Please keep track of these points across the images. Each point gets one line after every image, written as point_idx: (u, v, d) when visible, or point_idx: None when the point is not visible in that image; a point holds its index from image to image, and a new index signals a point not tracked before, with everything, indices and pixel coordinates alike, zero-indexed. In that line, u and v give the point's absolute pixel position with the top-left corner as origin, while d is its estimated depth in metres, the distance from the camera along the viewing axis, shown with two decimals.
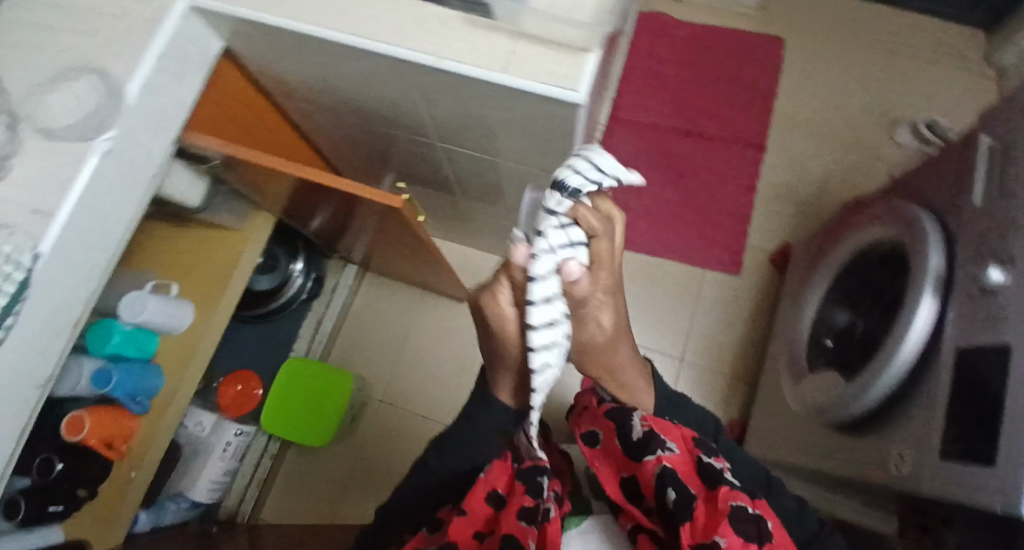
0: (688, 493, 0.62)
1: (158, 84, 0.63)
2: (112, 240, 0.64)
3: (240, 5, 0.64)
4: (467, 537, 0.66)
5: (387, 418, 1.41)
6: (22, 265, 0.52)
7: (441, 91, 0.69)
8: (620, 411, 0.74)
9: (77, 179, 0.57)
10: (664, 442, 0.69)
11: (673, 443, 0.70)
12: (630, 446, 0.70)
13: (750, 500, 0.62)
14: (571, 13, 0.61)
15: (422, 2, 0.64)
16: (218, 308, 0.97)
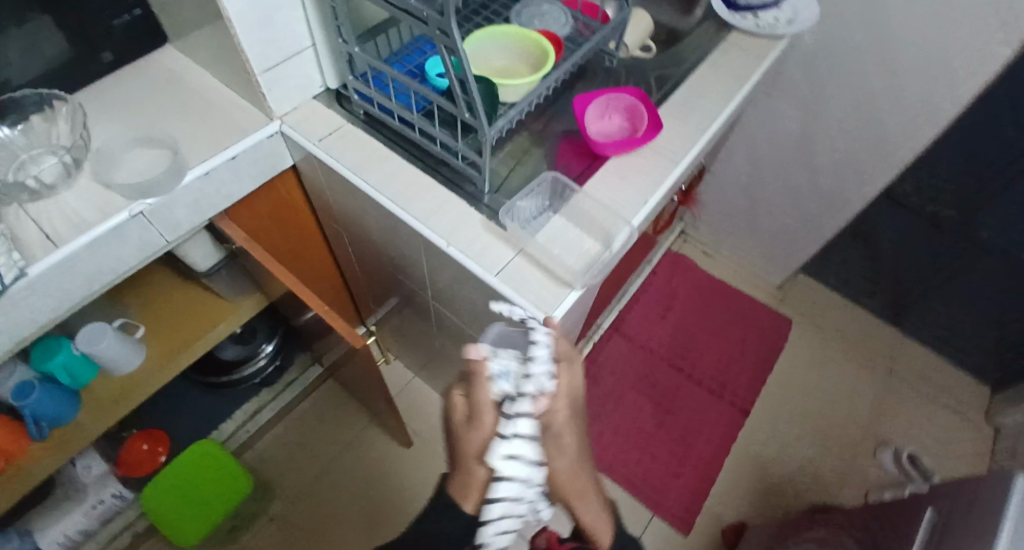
0: None
1: (217, 176, 0.73)
2: (101, 278, 0.70)
3: (318, 149, 0.76)
4: None
5: (277, 537, 1.31)
6: (4, 278, 0.58)
7: (442, 265, 0.75)
8: None
9: (99, 225, 0.65)
10: None
11: None
12: None
13: None
14: (566, 253, 0.69)
15: (459, 197, 0.73)
16: (168, 364, 0.99)
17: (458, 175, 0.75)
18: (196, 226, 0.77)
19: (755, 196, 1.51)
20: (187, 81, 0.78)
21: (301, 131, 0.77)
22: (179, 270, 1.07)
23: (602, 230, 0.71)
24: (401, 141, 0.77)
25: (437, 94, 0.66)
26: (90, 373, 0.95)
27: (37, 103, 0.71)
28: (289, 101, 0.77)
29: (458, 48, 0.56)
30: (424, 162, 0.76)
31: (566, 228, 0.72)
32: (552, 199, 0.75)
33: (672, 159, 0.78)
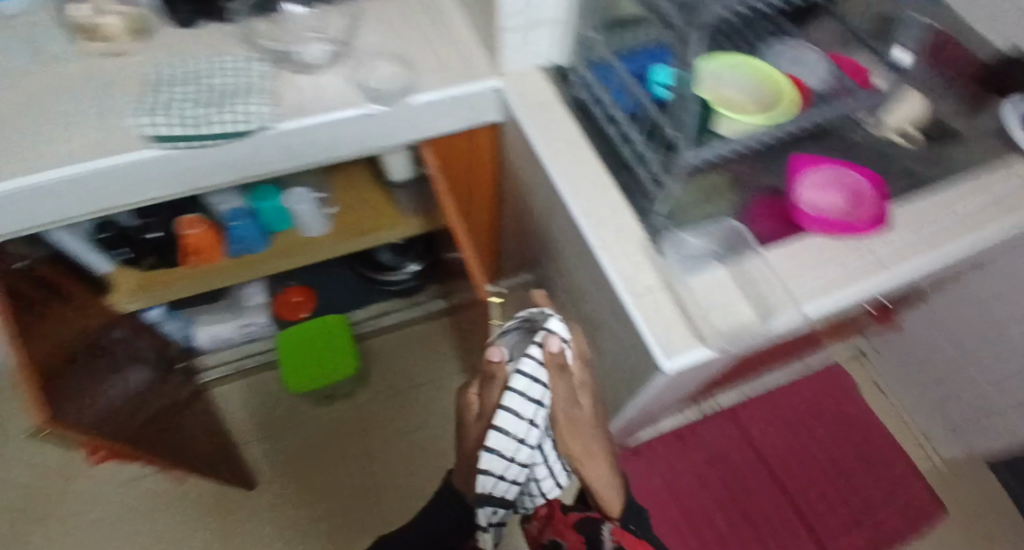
0: None
1: (436, 106, 0.81)
2: (317, 156, 0.80)
3: (527, 115, 0.79)
4: None
5: (344, 420, 1.49)
6: (256, 125, 0.70)
7: (582, 262, 0.74)
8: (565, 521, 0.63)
9: (336, 113, 0.75)
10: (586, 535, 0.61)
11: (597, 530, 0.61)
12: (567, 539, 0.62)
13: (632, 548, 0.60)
14: (715, 308, 0.62)
15: (630, 207, 0.71)
16: (338, 246, 1.13)
17: (639, 187, 0.72)
18: (403, 143, 0.86)
19: (966, 351, 1.25)
20: (445, 17, 0.87)
21: (520, 94, 0.81)
22: (376, 173, 1.21)
23: (763, 302, 0.62)
24: (600, 138, 0.77)
25: (654, 103, 0.66)
26: (285, 223, 1.12)
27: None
28: (522, 65, 0.82)
29: None
30: (612, 165, 0.75)
31: (728, 285, 0.63)
32: (726, 248, 0.67)
33: (889, 262, 0.64)
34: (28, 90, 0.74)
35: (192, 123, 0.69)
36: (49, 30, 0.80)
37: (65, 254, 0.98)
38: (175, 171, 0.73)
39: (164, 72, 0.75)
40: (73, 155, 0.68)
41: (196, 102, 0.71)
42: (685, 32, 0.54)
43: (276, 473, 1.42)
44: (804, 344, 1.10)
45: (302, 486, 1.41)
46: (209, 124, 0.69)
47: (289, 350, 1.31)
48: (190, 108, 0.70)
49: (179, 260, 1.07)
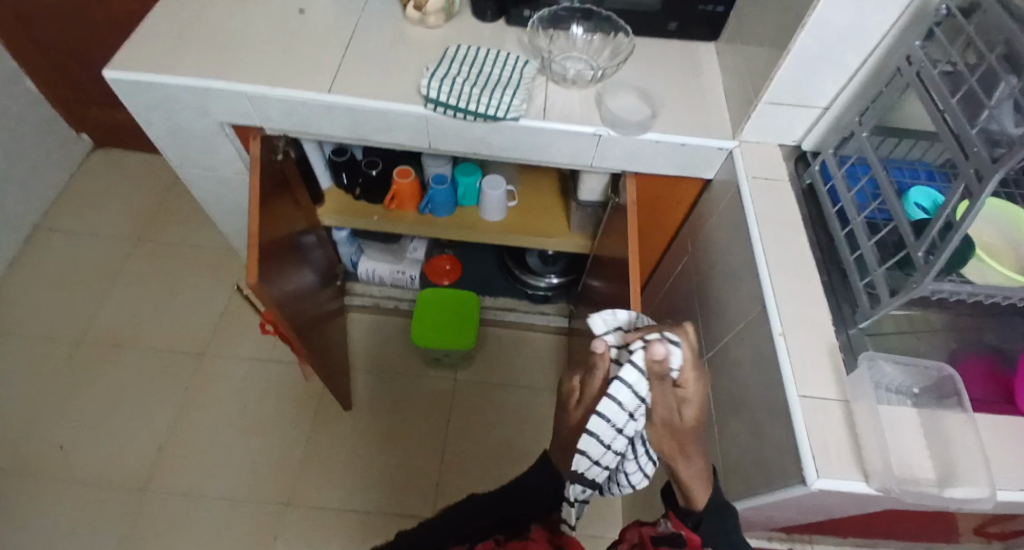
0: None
1: (663, 148, 0.84)
2: (540, 156, 0.87)
3: (748, 184, 0.79)
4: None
5: (435, 391, 1.44)
6: (510, 114, 0.78)
7: (752, 342, 0.73)
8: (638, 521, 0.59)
9: (578, 126, 0.81)
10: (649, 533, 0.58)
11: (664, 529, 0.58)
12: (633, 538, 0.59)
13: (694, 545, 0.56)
14: (891, 450, 0.58)
15: (829, 309, 0.68)
16: (512, 236, 1.21)
17: (846, 294, 0.69)
18: (617, 169, 0.90)
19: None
20: (703, 73, 0.91)
21: (747, 163, 0.82)
22: (565, 186, 1.28)
23: (946, 467, 0.58)
24: (815, 232, 0.75)
25: (904, 218, 0.62)
26: (472, 200, 1.22)
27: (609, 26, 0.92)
28: (758, 137, 0.83)
29: (978, 196, 0.51)
30: (820, 263, 0.72)
31: (913, 431, 0.60)
32: (926, 391, 0.64)
33: None
34: (354, 26, 0.89)
35: (461, 94, 0.78)
36: None
37: (305, 160, 1.11)
38: (428, 128, 0.82)
39: (454, 47, 0.86)
40: (368, 88, 0.80)
41: (469, 79, 0.80)
42: (985, 169, 0.51)
43: (367, 411, 1.39)
44: (941, 529, 0.97)
45: (383, 433, 1.36)
46: (473, 100, 0.78)
47: (427, 309, 1.38)
48: (463, 83, 0.79)
49: (380, 200, 1.19)
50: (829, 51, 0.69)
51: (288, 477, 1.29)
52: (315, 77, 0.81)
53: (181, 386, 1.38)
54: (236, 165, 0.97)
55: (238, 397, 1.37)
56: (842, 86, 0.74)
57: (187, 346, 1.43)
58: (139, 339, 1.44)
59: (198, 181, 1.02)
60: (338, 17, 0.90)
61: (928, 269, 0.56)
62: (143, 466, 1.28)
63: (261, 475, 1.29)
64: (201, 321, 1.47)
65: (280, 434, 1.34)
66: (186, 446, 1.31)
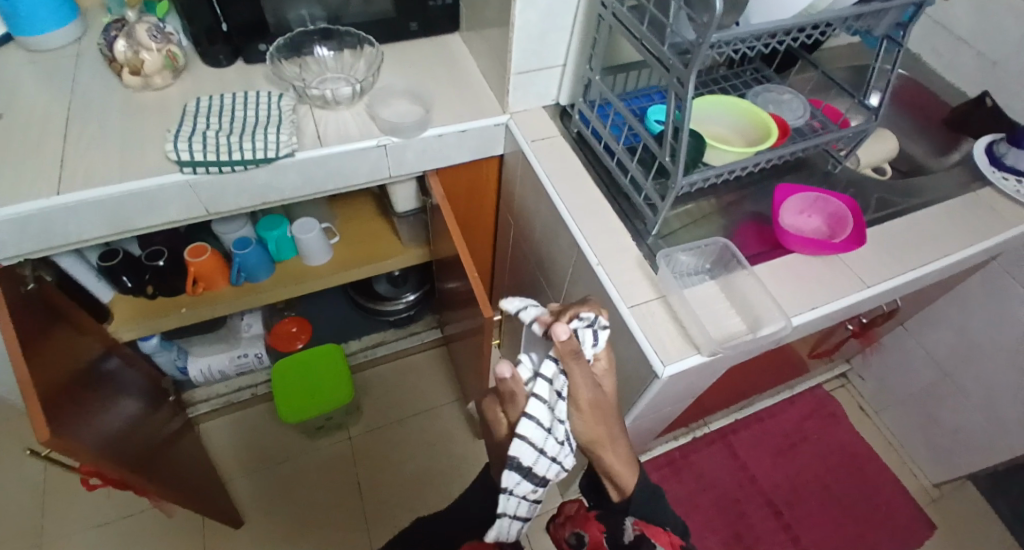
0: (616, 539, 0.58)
1: (446, 139, 0.87)
2: (331, 185, 0.85)
3: (530, 147, 0.86)
4: None
5: (331, 453, 1.36)
6: (280, 152, 0.76)
7: (582, 279, 0.79)
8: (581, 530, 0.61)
9: (353, 143, 0.81)
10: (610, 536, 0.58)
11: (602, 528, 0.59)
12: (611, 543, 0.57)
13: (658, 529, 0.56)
14: (706, 318, 0.68)
15: (627, 229, 0.76)
16: (342, 274, 1.17)
17: (635, 212, 0.78)
18: (414, 173, 0.91)
19: (954, 383, 1.28)
20: (457, 61, 0.96)
21: (522, 128, 0.88)
22: (379, 207, 1.27)
23: (753, 315, 0.69)
24: (598, 168, 0.83)
25: (647, 133, 0.71)
26: (290, 251, 1.16)
27: (354, 42, 0.93)
28: (524, 104, 0.89)
29: (687, 95, 0.60)
30: (608, 192, 0.81)
31: (717, 298, 0.70)
32: (715, 264, 0.75)
33: (864, 280, 0.73)
34: (74, 115, 0.79)
35: (217, 149, 0.73)
36: (95, 65, 0.86)
37: (70, 276, 0.97)
38: (196, 195, 0.76)
39: (197, 104, 0.80)
40: (114, 174, 0.72)
41: (221, 131, 0.75)
42: (682, 72, 0.60)
43: (263, 512, 1.26)
44: (787, 366, 1.15)
45: (291, 525, 1.25)
46: (233, 151, 0.73)
47: (284, 382, 1.27)
48: (215, 136, 0.74)
49: (181, 290, 1.08)
50: (543, 12, 0.77)
51: None
52: (45, 182, 0.71)
53: None
54: None
55: None
56: (568, 40, 0.83)
57: (12, 543, 1.18)
58: None
59: None
60: (50, 111, 0.79)
61: (677, 167, 0.65)
62: None
63: None
64: (21, 508, 1.22)
65: None
66: None
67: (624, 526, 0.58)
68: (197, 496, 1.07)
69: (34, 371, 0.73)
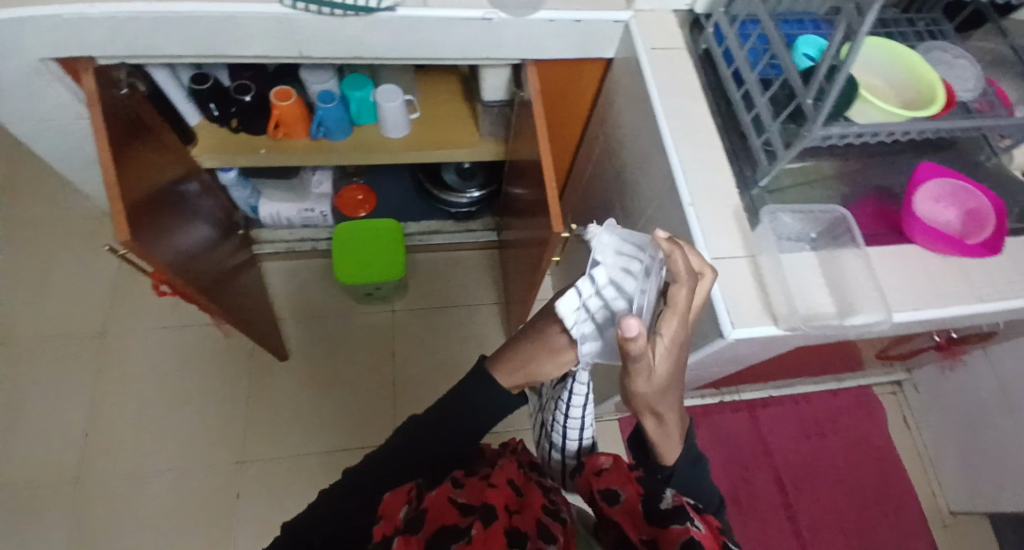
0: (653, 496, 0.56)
1: (559, 26, 0.78)
2: (427, 52, 0.79)
3: (648, 57, 0.76)
4: (454, 510, 0.52)
5: (373, 321, 1.40)
6: (383, 3, 0.70)
7: (665, 214, 0.73)
8: (616, 485, 0.60)
9: (459, 9, 0.74)
10: (655, 494, 0.56)
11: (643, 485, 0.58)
12: (649, 509, 0.55)
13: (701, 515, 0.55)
14: (796, 291, 0.63)
15: (732, 174, 0.70)
16: (418, 152, 1.14)
17: (747, 155, 0.71)
18: (514, 58, 0.83)
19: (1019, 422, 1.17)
20: None
21: (644, 32, 0.78)
22: (467, 89, 1.20)
23: (844, 298, 0.64)
24: (715, 101, 0.74)
25: (794, 70, 0.62)
26: (370, 116, 1.13)
27: None
28: (653, 5, 0.79)
29: (862, 31, 0.50)
30: (721, 130, 0.72)
31: (813, 273, 0.65)
32: (822, 234, 0.69)
33: (981, 293, 0.65)
34: None
35: None
36: None
37: (161, 92, 0.97)
38: (291, 34, 0.73)
39: None
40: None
41: None
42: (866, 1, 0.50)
43: (301, 359, 1.34)
44: (848, 358, 1.07)
45: (324, 376, 1.33)
46: None
47: (344, 246, 1.30)
48: None
49: (262, 132, 1.08)
50: None
51: (233, 437, 1.24)
52: None
53: (90, 369, 1.26)
54: (78, 108, 0.83)
55: (157, 369, 1.28)
56: None
57: (85, 324, 1.30)
58: (26, 328, 1.29)
59: (37, 135, 0.88)
60: None
61: (817, 118, 0.57)
62: (69, 458, 1.19)
63: (202, 441, 1.23)
64: (94, 299, 1.33)
65: (212, 397, 1.27)
66: (112, 428, 1.22)
67: (662, 494, 0.55)
68: (252, 327, 1.15)
69: (121, 175, 0.75)
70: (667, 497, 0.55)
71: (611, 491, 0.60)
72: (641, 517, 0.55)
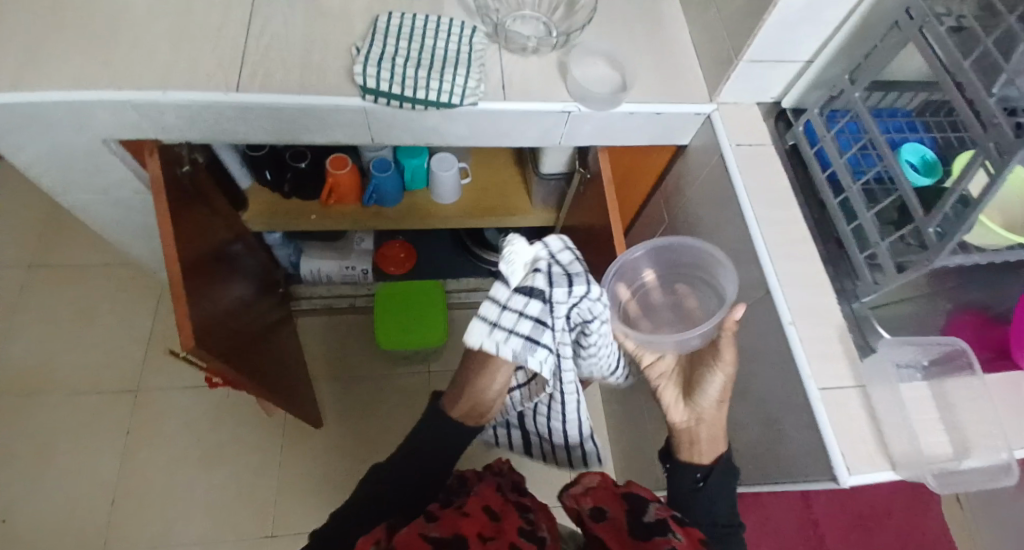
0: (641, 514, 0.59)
1: (638, 118, 0.75)
2: (500, 139, 0.77)
3: (733, 154, 0.73)
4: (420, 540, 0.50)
5: (410, 385, 1.34)
6: (464, 99, 0.69)
7: (753, 325, 0.68)
8: (602, 504, 0.63)
9: (538, 102, 0.72)
10: (644, 509, 0.60)
11: (626, 500, 0.62)
12: (638, 527, 0.58)
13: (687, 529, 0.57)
14: (917, 433, 0.59)
15: (831, 288, 0.65)
16: (471, 220, 1.11)
17: (846, 265, 0.67)
18: (587, 145, 0.81)
19: None
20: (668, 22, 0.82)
21: (727, 128, 0.75)
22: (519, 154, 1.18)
23: (958, 436, 0.60)
24: (807, 204, 0.71)
25: (910, 189, 0.59)
26: (422, 181, 1.10)
27: None
28: (736, 97, 0.76)
29: (1004, 172, 0.48)
30: (816, 236, 0.68)
31: (929, 408, 0.61)
32: (935, 364, 0.63)
33: None
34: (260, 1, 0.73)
35: (404, 83, 0.67)
36: None
37: (220, 161, 0.96)
38: (367, 123, 0.72)
39: (389, 20, 0.72)
40: (297, 84, 0.68)
41: (409, 60, 0.69)
42: (1009, 142, 0.47)
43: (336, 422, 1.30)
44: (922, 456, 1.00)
45: (360, 441, 1.28)
46: (417, 88, 0.68)
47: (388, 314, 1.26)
48: (402, 66, 0.68)
49: (315, 196, 1.06)
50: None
51: (266, 505, 1.19)
52: (226, 75, 0.67)
53: (121, 428, 1.23)
54: (138, 184, 0.81)
55: (189, 429, 1.24)
56: (825, 41, 0.67)
57: (118, 380, 1.27)
58: (57, 383, 1.26)
59: (94, 207, 0.86)
60: None
61: (944, 248, 0.54)
62: (98, 524, 1.14)
63: (233, 509, 1.18)
64: (129, 353, 1.30)
65: (244, 461, 1.22)
66: (141, 493, 1.18)
67: (645, 508, 0.60)
68: (295, 396, 1.11)
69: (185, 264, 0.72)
70: (652, 510, 0.60)
71: (598, 510, 0.62)
72: (627, 534, 0.58)
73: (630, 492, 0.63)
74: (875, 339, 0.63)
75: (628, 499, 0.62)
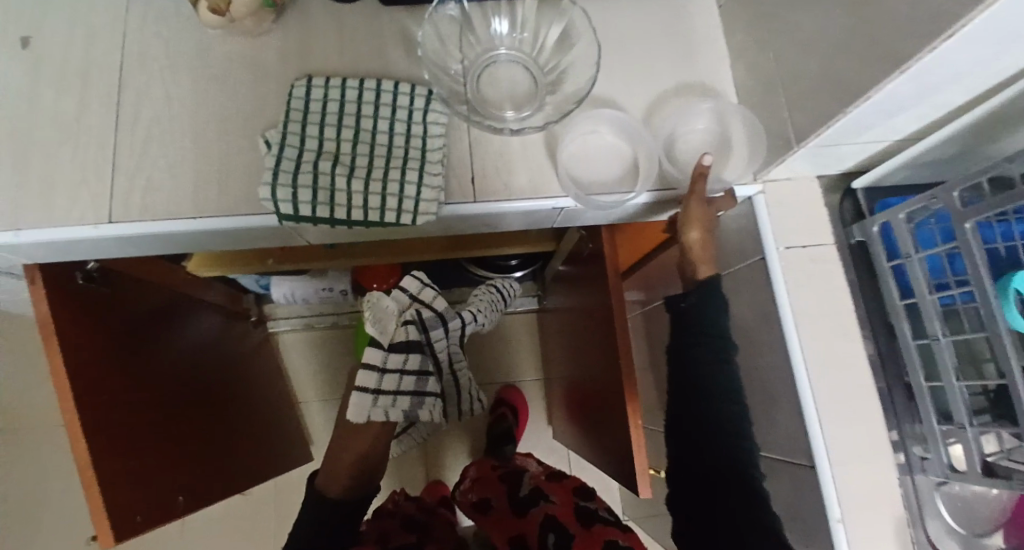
0: (523, 497, 0.81)
1: (654, 205, 0.57)
2: (476, 228, 0.60)
3: (779, 260, 0.55)
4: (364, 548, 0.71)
5: None
6: (415, 214, 0.51)
7: (791, 486, 0.55)
8: (486, 481, 0.89)
9: (519, 201, 0.54)
10: (524, 487, 0.83)
11: (503, 490, 0.85)
12: (521, 507, 0.79)
13: (558, 492, 0.80)
14: None
15: (892, 456, 0.52)
16: (458, 253, 0.89)
17: (913, 424, 0.52)
18: (588, 222, 0.63)
19: None
20: (702, 47, 0.60)
21: (774, 219, 0.56)
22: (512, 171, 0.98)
23: None
24: (872, 330, 0.54)
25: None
26: None
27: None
28: (793, 173, 0.56)
29: None
30: (880, 383, 0.53)
31: None
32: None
33: None
34: (131, 71, 0.55)
35: (331, 199, 0.50)
36: None
37: None
38: (302, 233, 0.56)
39: (307, 92, 0.53)
40: (191, 207, 0.52)
41: (336, 159, 0.51)
42: None
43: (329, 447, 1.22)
44: None
45: None
46: (352, 205, 0.51)
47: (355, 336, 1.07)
48: (333, 174, 0.51)
49: None
50: (937, 85, 0.40)
51: None
52: (95, 201, 0.51)
53: None
54: None
55: None
56: (934, 121, 0.46)
57: None
58: None
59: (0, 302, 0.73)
60: (92, 50, 0.55)
61: None
62: None
63: None
64: None
65: None
66: None
67: (521, 486, 0.83)
68: (274, 459, 1.00)
69: (99, 425, 0.59)
70: (525, 484, 0.83)
71: (485, 502, 0.85)
72: (508, 507, 0.81)
73: (502, 470, 0.90)
74: (936, 530, 0.50)
75: (503, 474, 0.89)
